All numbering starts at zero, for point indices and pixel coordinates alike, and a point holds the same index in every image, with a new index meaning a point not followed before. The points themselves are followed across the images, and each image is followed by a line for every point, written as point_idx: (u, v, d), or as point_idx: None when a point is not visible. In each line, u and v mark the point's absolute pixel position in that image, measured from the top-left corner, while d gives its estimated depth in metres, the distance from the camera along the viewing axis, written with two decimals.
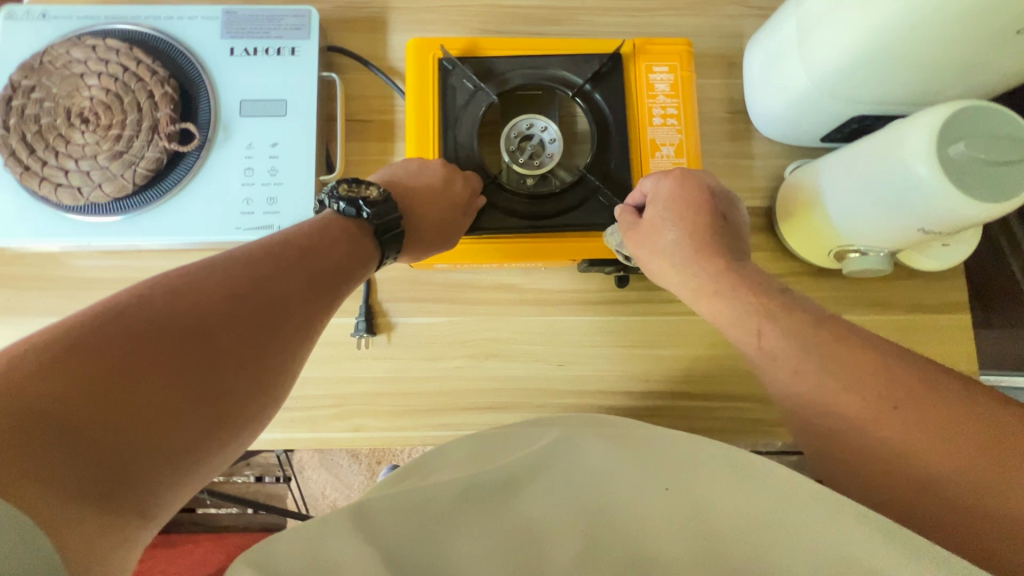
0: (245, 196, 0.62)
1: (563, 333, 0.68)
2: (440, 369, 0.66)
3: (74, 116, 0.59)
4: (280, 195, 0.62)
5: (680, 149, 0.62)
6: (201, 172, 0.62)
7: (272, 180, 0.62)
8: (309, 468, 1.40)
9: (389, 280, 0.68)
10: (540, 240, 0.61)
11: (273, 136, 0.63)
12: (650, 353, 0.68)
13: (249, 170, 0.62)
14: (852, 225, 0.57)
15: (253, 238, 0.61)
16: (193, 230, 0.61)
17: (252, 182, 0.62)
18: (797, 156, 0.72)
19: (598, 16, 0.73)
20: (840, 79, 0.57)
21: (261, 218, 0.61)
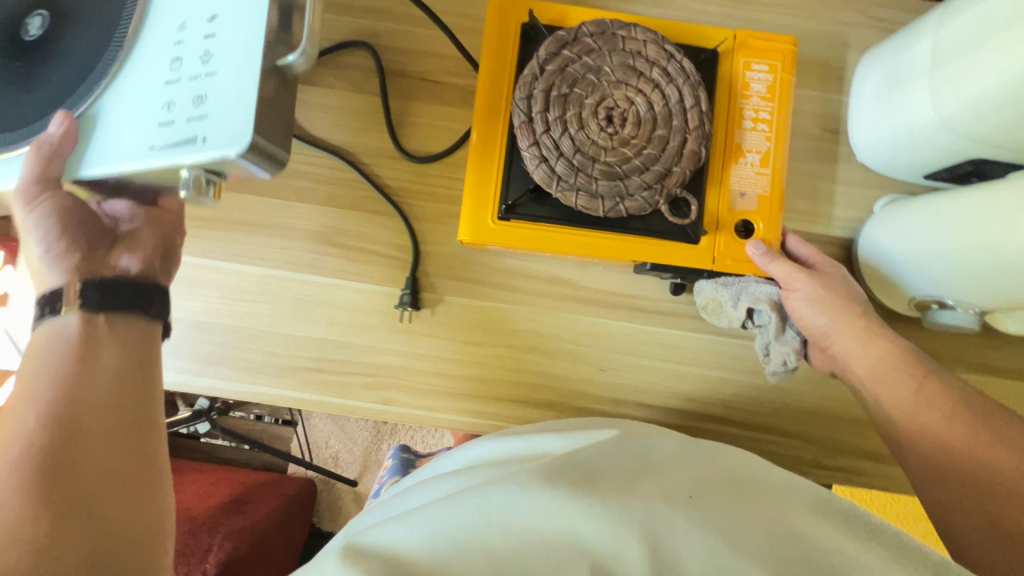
0: (167, 100, 0.40)
1: (611, 338, 0.65)
2: (479, 355, 0.64)
3: (607, 106, 0.54)
4: (213, 94, 0.39)
5: (767, 159, 0.58)
6: (117, 71, 0.42)
7: (203, 72, 0.40)
8: (316, 416, 1.41)
9: (440, 255, 0.65)
10: (595, 238, 0.57)
11: (210, 7, 0.40)
12: (698, 373, 0.65)
13: (174, 60, 0.41)
14: (947, 279, 0.54)
15: (175, 161, 0.39)
16: (93, 162, 0.42)
17: (178, 80, 0.40)
18: (889, 190, 0.66)
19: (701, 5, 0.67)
20: (968, 117, 0.51)
21: (184, 129, 0.39)
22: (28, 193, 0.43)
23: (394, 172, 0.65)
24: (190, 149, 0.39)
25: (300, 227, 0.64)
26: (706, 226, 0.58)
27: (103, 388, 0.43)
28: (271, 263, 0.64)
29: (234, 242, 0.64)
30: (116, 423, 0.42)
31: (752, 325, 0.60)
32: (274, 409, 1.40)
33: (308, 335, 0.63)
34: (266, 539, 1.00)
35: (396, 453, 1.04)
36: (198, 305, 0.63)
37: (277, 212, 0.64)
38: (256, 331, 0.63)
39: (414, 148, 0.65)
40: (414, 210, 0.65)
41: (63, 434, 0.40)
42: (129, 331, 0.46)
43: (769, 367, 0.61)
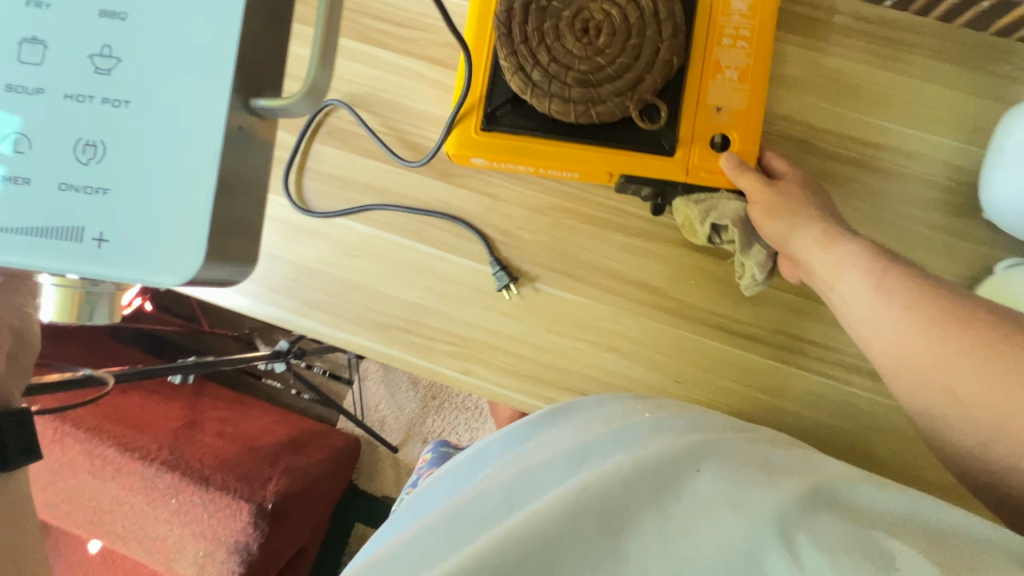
0: (19, 125, 0.34)
1: (690, 352, 0.66)
2: (558, 345, 0.66)
3: (581, 19, 0.55)
4: (106, 132, 0.34)
5: (745, 75, 0.60)
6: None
7: (93, 94, 0.34)
8: (371, 379, 1.48)
9: (537, 244, 0.67)
10: (583, 150, 0.58)
11: None
12: (770, 401, 0.66)
13: (33, 50, 0.34)
14: None
15: (53, 236, 0.34)
16: None
17: (43, 90, 0.34)
18: (1011, 253, 0.64)
19: (842, 37, 0.66)
20: None
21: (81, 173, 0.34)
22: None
23: None
24: (14, 187, 0.34)
25: (413, 196, 0.68)
26: (681, 138, 0.59)
27: None
28: (382, 225, 0.68)
29: (352, 201, 0.69)
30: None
31: (720, 241, 0.62)
32: (335, 364, 1.49)
33: (405, 297, 0.68)
34: (314, 481, 1.06)
35: (437, 447, 1.07)
36: (313, 253, 0.69)
37: (395, 179, 0.68)
38: (359, 286, 0.68)
39: None
40: (521, 196, 0.67)
41: None
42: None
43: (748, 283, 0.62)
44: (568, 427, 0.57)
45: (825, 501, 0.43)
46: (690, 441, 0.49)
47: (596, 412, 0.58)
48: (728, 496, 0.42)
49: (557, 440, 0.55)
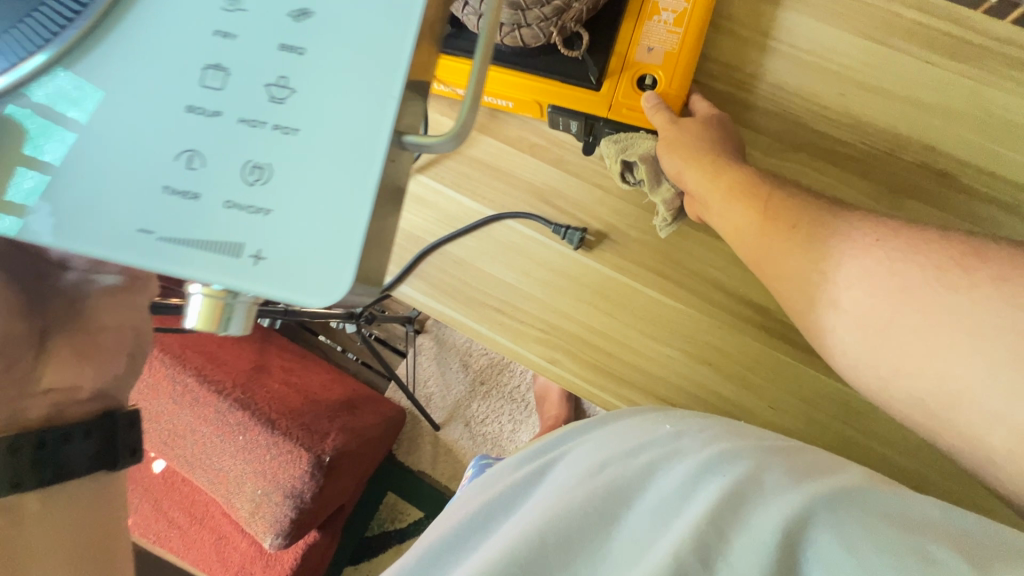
0: (191, 143, 0.31)
1: (790, 379, 0.63)
2: (651, 350, 0.65)
3: None
4: (276, 161, 0.30)
5: (681, 19, 0.58)
6: (99, 51, 0.32)
7: (267, 120, 0.30)
8: (423, 354, 1.50)
9: (644, 246, 0.65)
10: (519, 79, 0.58)
11: None
12: (868, 443, 0.62)
13: (213, 73, 0.31)
14: None
15: (212, 271, 0.30)
16: (69, 213, 0.32)
17: (216, 111, 0.31)
18: None
19: (1011, 71, 0.61)
20: None
21: (234, 201, 0.30)
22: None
23: None
24: (181, 203, 0.31)
25: (526, 178, 0.67)
26: (609, 73, 0.59)
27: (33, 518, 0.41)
28: (490, 202, 0.68)
29: (461, 174, 0.68)
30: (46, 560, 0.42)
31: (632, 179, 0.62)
32: (392, 334, 1.53)
33: (504, 278, 0.68)
34: (365, 443, 1.08)
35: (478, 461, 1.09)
36: (420, 223, 0.70)
37: (507, 159, 0.67)
38: (458, 260, 0.69)
39: None
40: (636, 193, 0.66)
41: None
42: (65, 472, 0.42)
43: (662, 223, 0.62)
44: (591, 442, 0.62)
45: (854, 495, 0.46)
46: (721, 448, 0.53)
47: (617, 426, 0.62)
48: (753, 504, 0.47)
49: (584, 457, 0.60)
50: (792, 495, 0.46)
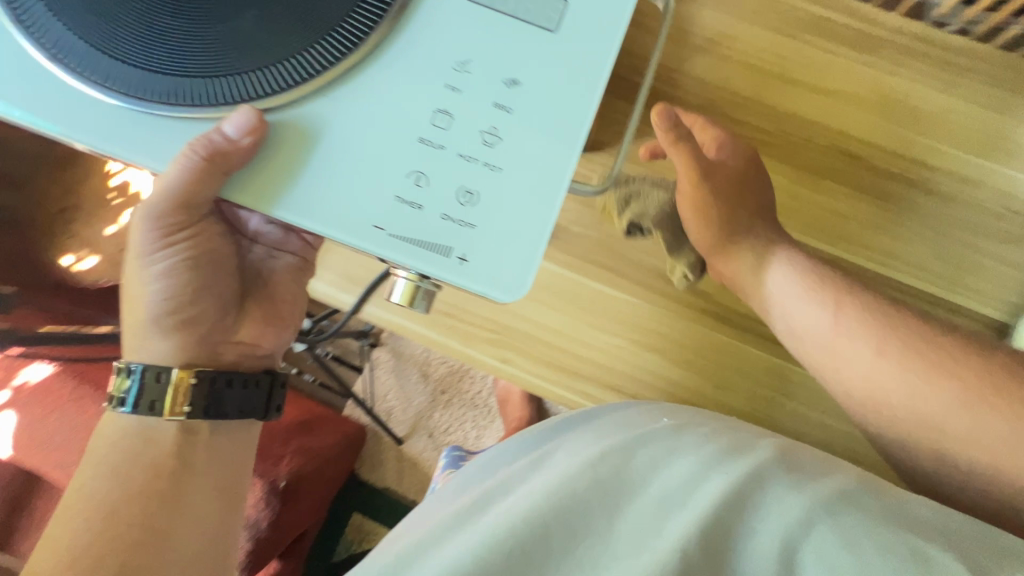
0: (419, 168, 0.43)
1: (731, 359, 0.66)
2: (600, 342, 0.66)
3: None
4: (484, 186, 0.43)
5: None
6: (335, 88, 0.44)
7: (479, 157, 0.43)
8: (380, 368, 1.47)
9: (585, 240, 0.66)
10: None
11: (509, 71, 0.44)
12: (809, 414, 0.65)
13: (441, 118, 0.44)
14: None
15: (420, 256, 0.42)
16: (287, 204, 0.43)
17: (439, 144, 0.43)
18: None
19: (905, 59, 0.66)
20: None
21: (447, 214, 0.43)
22: (159, 222, 0.51)
23: None
24: (411, 211, 0.43)
25: None
26: None
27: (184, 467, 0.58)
28: None
29: None
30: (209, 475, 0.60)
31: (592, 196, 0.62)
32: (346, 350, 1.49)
33: (449, 281, 0.67)
34: (324, 462, 1.05)
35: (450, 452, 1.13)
36: None
37: None
38: None
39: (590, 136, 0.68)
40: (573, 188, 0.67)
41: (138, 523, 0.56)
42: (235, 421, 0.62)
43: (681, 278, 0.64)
44: (581, 436, 0.61)
45: (839, 500, 0.47)
46: (723, 448, 0.54)
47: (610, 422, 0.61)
48: (755, 499, 0.47)
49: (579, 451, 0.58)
50: (790, 498, 0.47)
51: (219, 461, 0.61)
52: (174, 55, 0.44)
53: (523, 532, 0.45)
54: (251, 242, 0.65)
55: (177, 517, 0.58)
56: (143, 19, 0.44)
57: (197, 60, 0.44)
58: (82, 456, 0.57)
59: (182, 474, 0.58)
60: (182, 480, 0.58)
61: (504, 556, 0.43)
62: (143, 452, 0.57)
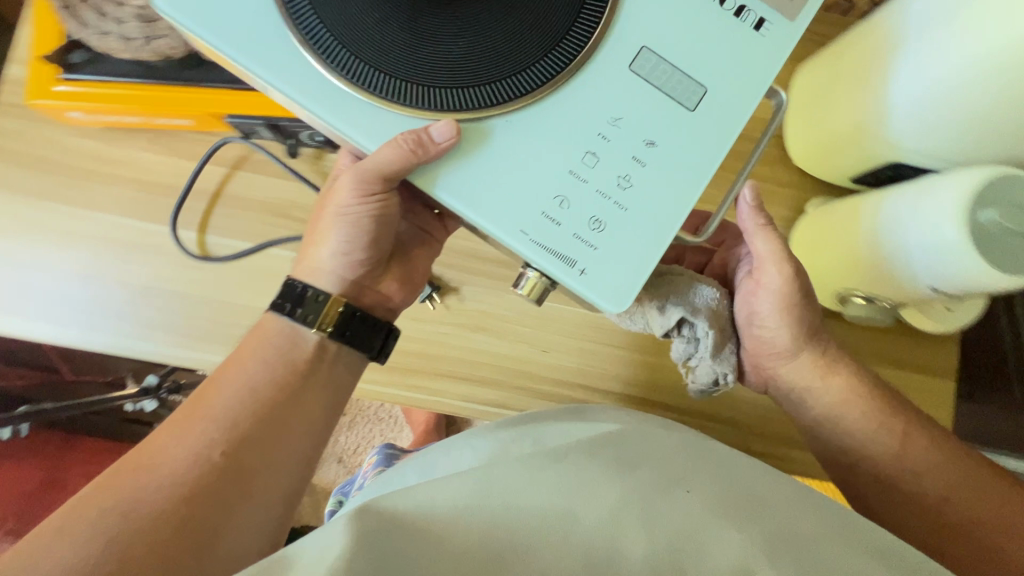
0: (560, 192, 0.45)
1: (555, 322, 0.67)
2: (424, 333, 0.66)
3: None
4: (612, 220, 0.45)
5: None
6: (498, 111, 0.46)
7: (615, 196, 0.46)
8: None
9: None
10: (197, 94, 0.57)
11: (649, 133, 0.46)
12: (638, 359, 0.67)
13: (591, 158, 0.46)
14: (884, 273, 0.56)
15: (536, 258, 0.45)
16: (443, 184, 0.45)
17: (584, 180, 0.45)
18: (822, 193, 0.71)
19: None
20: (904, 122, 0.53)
21: (564, 235, 0.45)
22: (363, 190, 0.51)
23: None
24: (549, 224, 0.45)
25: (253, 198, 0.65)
26: None
27: (247, 492, 0.49)
28: (220, 230, 0.64)
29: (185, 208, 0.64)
30: (239, 470, 0.49)
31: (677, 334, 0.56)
32: None
33: (254, 305, 0.64)
34: None
35: (381, 450, 1.04)
36: (144, 270, 0.64)
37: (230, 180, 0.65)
38: (204, 300, 0.64)
39: None
40: None
41: (176, 525, 0.45)
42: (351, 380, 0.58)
43: (695, 384, 0.60)
44: (561, 425, 0.52)
45: (770, 534, 0.40)
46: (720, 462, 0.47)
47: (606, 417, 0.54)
48: (717, 517, 0.41)
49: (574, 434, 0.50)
50: (736, 540, 0.39)
51: (330, 379, 0.57)
52: (378, 52, 0.46)
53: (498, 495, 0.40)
54: (404, 215, 0.63)
55: (243, 502, 0.49)
56: (379, 32, 0.46)
57: (397, 64, 0.46)
58: (152, 431, 0.50)
59: (290, 398, 0.54)
60: (245, 471, 0.49)
61: (445, 503, 0.38)
62: (276, 360, 0.54)
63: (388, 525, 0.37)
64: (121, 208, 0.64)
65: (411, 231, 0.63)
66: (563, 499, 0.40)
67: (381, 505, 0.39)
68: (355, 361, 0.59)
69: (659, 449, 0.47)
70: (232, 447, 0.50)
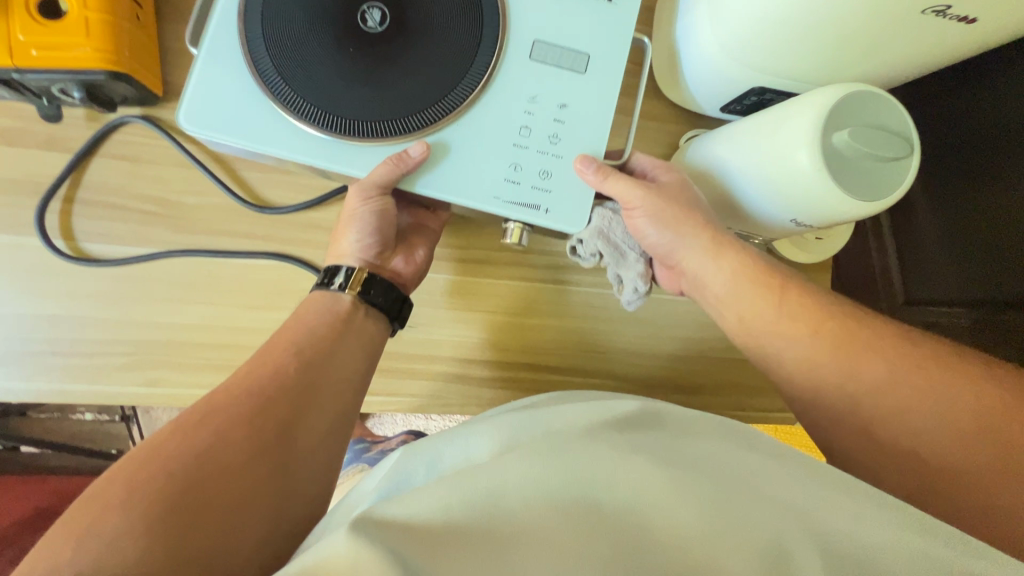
0: (514, 159, 0.51)
1: (422, 291, 0.60)
2: (265, 322, 0.56)
3: None
4: (555, 168, 0.52)
5: None
6: (467, 112, 0.51)
7: (551, 152, 0.52)
8: None
9: (208, 210, 0.55)
10: None
11: (559, 99, 0.53)
12: (517, 322, 0.62)
13: (525, 131, 0.52)
14: (750, 208, 0.53)
15: (512, 215, 0.51)
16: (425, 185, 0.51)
17: (526, 147, 0.52)
18: (696, 126, 0.66)
19: None
20: (755, 48, 0.50)
21: (529, 192, 0.51)
22: (367, 192, 0.51)
23: (137, 108, 0.53)
24: (515, 192, 0.51)
25: (15, 177, 0.52)
26: None
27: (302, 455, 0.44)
28: None
29: None
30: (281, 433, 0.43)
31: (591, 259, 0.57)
32: None
33: (40, 312, 0.52)
34: None
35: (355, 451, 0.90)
36: None
37: None
38: None
39: (170, 81, 0.54)
40: (170, 153, 0.54)
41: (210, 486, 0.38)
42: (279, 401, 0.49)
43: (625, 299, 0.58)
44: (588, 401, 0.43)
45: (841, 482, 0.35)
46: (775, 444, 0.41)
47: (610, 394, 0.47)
48: (782, 485, 0.35)
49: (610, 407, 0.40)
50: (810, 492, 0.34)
51: (358, 336, 0.51)
52: (329, 98, 0.49)
53: (516, 480, 0.32)
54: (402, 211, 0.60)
55: (289, 449, 0.43)
56: (332, 84, 0.49)
57: (359, 108, 0.50)
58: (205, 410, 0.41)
59: (335, 353, 0.49)
60: (300, 417, 0.44)
61: (469, 504, 0.31)
62: (321, 330, 0.49)
63: (405, 550, 0.28)
64: None
65: (410, 223, 0.59)
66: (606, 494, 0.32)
67: (383, 517, 0.30)
68: (374, 333, 0.53)
69: (698, 436, 0.39)
70: (273, 382, 0.45)
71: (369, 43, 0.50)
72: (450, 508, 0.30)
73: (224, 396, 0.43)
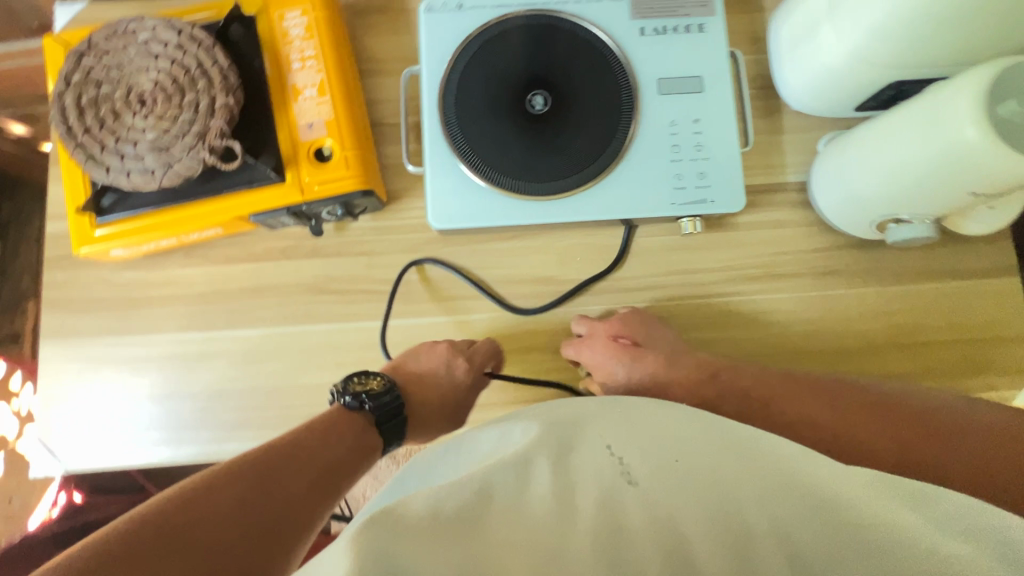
0: (675, 171, 0.63)
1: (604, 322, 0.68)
2: None
3: (135, 100, 0.56)
4: (709, 167, 0.63)
5: (324, 88, 0.62)
6: (631, 147, 0.63)
7: (703, 156, 0.63)
8: None
9: (428, 281, 0.68)
10: (217, 202, 0.60)
11: (692, 114, 0.64)
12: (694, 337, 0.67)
13: (675, 147, 0.63)
14: (915, 194, 0.55)
15: (686, 213, 0.63)
16: (614, 210, 0.63)
17: (680, 160, 0.63)
18: (831, 128, 0.70)
19: None
20: (888, 48, 0.55)
21: (694, 192, 0.63)
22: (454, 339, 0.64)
23: (369, 213, 0.69)
24: (684, 195, 0.62)
25: (293, 281, 0.68)
26: (286, 164, 0.61)
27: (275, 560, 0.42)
28: (271, 320, 0.68)
29: (235, 310, 0.68)
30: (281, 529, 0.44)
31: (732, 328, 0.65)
32: None
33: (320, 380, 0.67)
34: None
35: None
36: (210, 377, 0.67)
37: (268, 272, 0.69)
38: (272, 387, 0.67)
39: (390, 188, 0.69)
40: (396, 242, 0.69)
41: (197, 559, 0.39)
42: (355, 427, 0.55)
43: None
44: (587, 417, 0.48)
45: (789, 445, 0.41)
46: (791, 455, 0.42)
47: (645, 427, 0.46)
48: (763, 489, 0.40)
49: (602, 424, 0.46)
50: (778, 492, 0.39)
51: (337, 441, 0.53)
52: (525, 169, 0.62)
53: (499, 487, 0.40)
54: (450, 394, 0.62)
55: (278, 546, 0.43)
56: (519, 161, 0.62)
57: (544, 171, 0.62)
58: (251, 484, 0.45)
59: (316, 446, 0.51)
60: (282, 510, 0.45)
61: (452, 510, 0.37)
62: (331, 433, 0.53)
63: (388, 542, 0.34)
64: (179, 323, 0.68)
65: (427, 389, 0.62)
66: (570, 495, 0.39)
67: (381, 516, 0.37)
68: (368, 448, 0.55)
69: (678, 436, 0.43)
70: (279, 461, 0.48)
71: (540, 125, 0.63)
72: (437, 508, 0.37)
73: (287, 466, 0.48)
